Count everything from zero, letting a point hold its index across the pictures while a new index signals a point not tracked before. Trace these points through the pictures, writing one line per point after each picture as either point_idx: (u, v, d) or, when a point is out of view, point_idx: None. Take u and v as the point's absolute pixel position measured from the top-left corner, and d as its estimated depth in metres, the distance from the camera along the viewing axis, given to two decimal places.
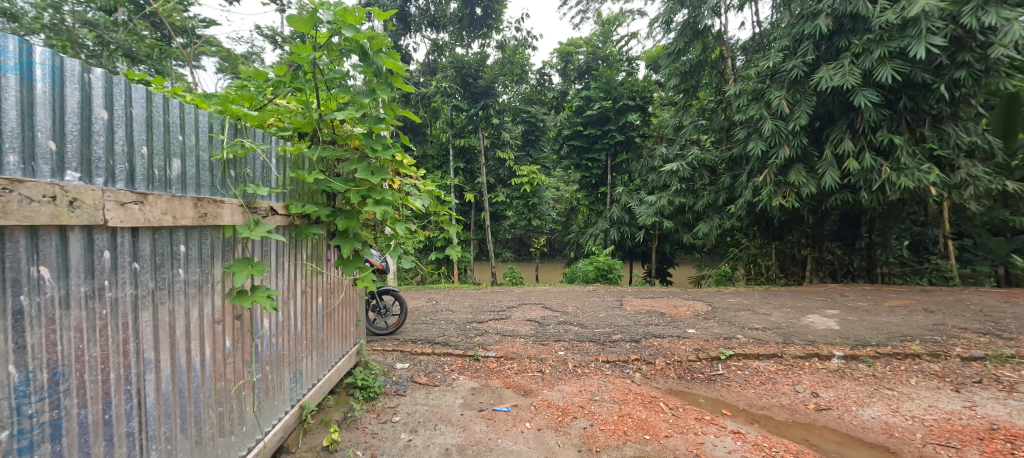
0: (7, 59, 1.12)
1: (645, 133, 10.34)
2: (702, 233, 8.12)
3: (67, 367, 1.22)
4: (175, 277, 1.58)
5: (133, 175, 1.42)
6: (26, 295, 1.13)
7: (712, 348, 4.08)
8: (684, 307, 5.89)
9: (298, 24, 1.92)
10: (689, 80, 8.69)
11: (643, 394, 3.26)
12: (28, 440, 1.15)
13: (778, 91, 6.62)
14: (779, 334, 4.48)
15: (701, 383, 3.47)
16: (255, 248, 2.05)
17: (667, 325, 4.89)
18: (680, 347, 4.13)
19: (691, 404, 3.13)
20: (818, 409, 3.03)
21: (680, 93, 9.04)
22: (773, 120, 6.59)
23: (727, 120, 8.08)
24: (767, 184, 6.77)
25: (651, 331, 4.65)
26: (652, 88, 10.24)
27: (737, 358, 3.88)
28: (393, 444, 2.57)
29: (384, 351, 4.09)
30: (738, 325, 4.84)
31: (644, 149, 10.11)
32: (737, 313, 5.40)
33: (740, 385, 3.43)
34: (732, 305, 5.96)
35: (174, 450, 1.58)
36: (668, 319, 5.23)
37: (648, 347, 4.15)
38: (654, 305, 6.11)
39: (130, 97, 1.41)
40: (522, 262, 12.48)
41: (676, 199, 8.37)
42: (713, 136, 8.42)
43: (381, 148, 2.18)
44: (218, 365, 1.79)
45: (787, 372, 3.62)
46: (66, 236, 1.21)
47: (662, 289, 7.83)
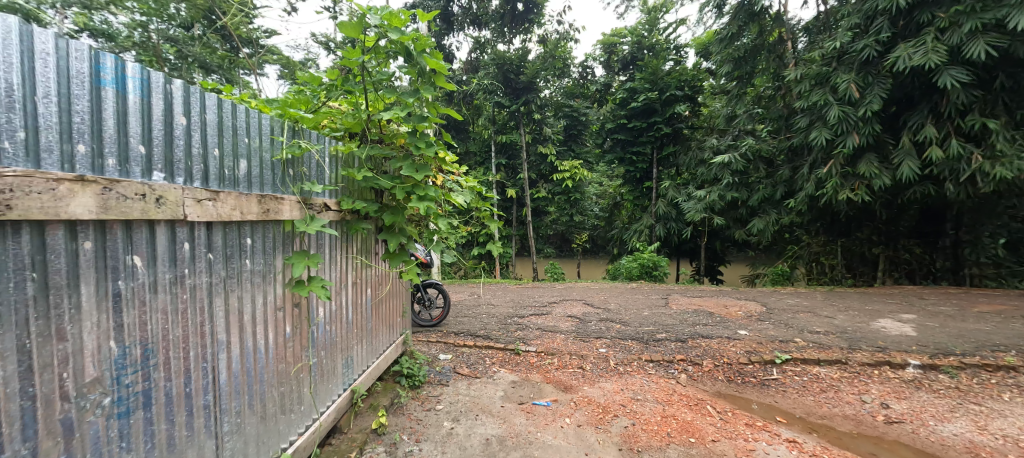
0: (106, 74, 1.24)
1: (694, 124, 9.86)
2: (756, 229, 7.76)
3: (155, 344, 1.36)
4: (242, 267, 1.74)
5: (207, 174, 1.58)
6: (123, 280, 1.26)
7: (765, 350, 3.92)
8: (734, 307, 5.66)
9: (348, 30, 2.05)
10: (742, 67, 8.23)
11: (688, 395, 3.19)
12: (125, 407, 1.27)
13: (845, 75, 6.18)
14: (843, 338, 4.22)
15: (753, 388, 3.34)
16: (311, 242, 2.22)
17: (716, 325, 4.74)
18: (730, 348, 3.99)
19: (742, 409, 3.02)
20: (889, 422, 2.83)
21: (732, 80, 8.62)
22: (840, 106, 6.18)
23: (785, 108, 7.68)
24: (833, 177, 6.36)
25: (699, 331, 4.52)
26: (703, 76, 9.77)
27: (794, 363, 3.69)
28: (436, 431, 2.69)
29: (428, 342, 4.27)
30: (795, 328, 4.59)
31: (694, 141, 9.66)
32: (794, 315, 5.13)
33: (797, 392, 3.26)
34: (789, 306, 5.65)
35: (242, 425, 1.74)
36: (717, 319, 5.05)
37: (694, 348, 4.04)
38: (702, 304, 5.91)
39: (204, 104, 1.56)
40: (564, 258, 12.43)
41: (727, 194, 8.02)
42: (770, 125, 8.00)
43: (424, 146, 2.29)
44: (280, 348, 1.96)
45: (852, 380, 3.41)
46: (154, 229, 1.35)
47: (711, 287, 7.52)
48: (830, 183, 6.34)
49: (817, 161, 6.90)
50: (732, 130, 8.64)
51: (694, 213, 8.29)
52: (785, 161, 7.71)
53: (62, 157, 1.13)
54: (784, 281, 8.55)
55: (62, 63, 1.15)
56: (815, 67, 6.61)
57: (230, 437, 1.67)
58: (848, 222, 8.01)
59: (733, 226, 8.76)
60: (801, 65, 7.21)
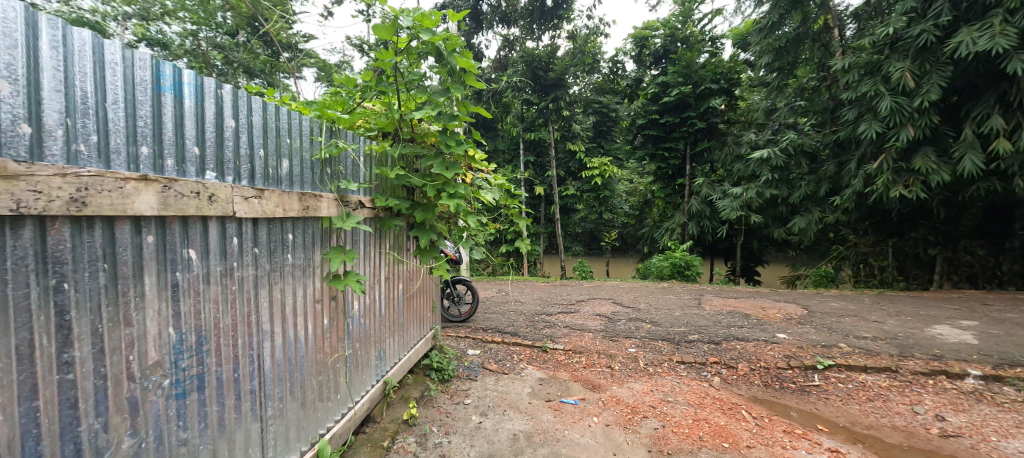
0: (165, 80, 1.33)
1: (730, 119, 9.58)
2: (796, 228, 7.47)
3: (208, 331, 1.45)
4: (285, 261, 1.84)
5: (253, 173, 1.68)
6: (180, 272, 1.36)
7: (805, 355, 3.78)
8: (772, 309, 5.46)
9: (381, 32, 2.11)
10: (784, 57, 7.77)
11: (721, 399, 3.12)
12: (182, 388, 1.37)
13: (899, 63, 5.83)
14: (894, 345, 4.01)
15: (792, 394, 3.23)
16: (347, 237, 2.32)
17: (753, 328, 4.59)
18: (767, 352, 3.86)
19: (780, 415, 2.93)
20: (944, 435, 2.67)
21: (772, 72, 8.16)
22: (893, 97, 5.84)
23: (832, 100, 7.39)
24: (884, 172, 6.04)
25: (733, 333, 4.39)
26: (740, 68, 9.44)
27: (838, 369, 3.54)
28: (465, 424, 2.75)
29: (457, 337, 4.35)
30: (839, 333, 4.38)
31: (731, 136, 9.29)
32: (838, 319, 4.90)
33: (841, 400, 3.13)
34: (832, 310, 5.40)
35: (284, 410, 1.84)
36: (753, 321, 4.89)
37: (728, 350, 3.94)
38: (737, 305, 5.73)
39: (250, 107, 1.66)
40: (593, 256, 12.33)
41: (766, 191, 7.74)
42: (814, 119, 7.76)
43: (455, 144, 2.36)
44: (318, 339, 2.06)
45: (902, 390, 3.24)
46: (207, 224, 1.45)
47: (747, 288, 7.28)
48: (881, 179, 6.03)
49: (866, 155, 6.59)
50: (771, 124, 8.30)
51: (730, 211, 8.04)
52: (830, 157, 7.44)
53: (129, 159, 1.22)
54: (827, 284, 8.05)
55: (128, 71, 1.24)
56: (865, 55, 6.26)
57: (274, 421, 1.78)
58: (901, 221, 7.61)
59: (771, 225, 8.44)
60: (850, 53, 6.82)
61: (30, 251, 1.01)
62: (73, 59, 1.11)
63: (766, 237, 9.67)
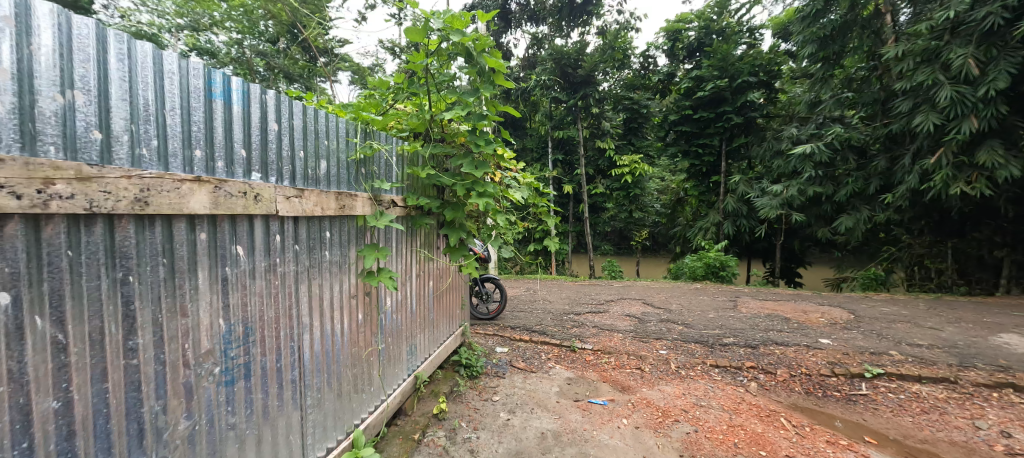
0: (216, 87, 1.42)
1: (770, 113, 9.06)
2: (842, 228, 7.13)
3: (254, 323, 1.54)
4: (323, 258, 1.92)
5: (294, 174, 1.76)
6: (229, 267, 1.45)
7: (850, 362, 3.61)
8: (815, 313, 5.23)
9: (413, 35, 2.17)
10: (829, 47, 7.43)
11: (758, 405, 3.03)
12: (230, 376, 1.46)
13: (960, 49, 5.46)
14: (952, 354, 3.76)
15: (836, 403, 3.09)
16: (380, 236, 2.40)
17: (793, 332, 4.42)
18: (809, 358, 3.71)
19: (822, 425, 2.81)
20: (1009, 454, 2.49)
21: (817, 62, 7.77)
22: (954, 86, 5.48)
23: (883, 91, 7.01)
24: (943, 168, 5.68)
25: (771, 337, 4.24)
26: (781, 60, 8.95)
27: (888, 378, 3.36)
28: (493, 420, 2.79)
29: (486, 335, 4.40)
30: (890, 339, 4.15)
31: (770, 131, 8.86)
32: (889, 325, 4.64)
33: (892, 411, 2.97)
34: (881, 315, 5.12)
35: (322, 400, 1.93)
36: (794, 325, 4.70)
37: (767, 355, 3.81)
38: (776, 308, 5.52)
39: (291, 111, 1.74)
40: (623, 256, 12.17)
41: (809, 189, 7.41)
42: (863, 111, 7.40)
43: (484, 143, 2.40)
44: (353, 333, 2.14)
45: (962, 403, 3.04)
46: (252, 222, 1.54)
47: (787, 291, 7.00)
48: (939, 175, 5.68)
49: (922, 150, 6.22)
50: (815, 118, 7.92)
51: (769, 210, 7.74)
52: (882, 151, 7.09)
53: (185, 162, 1.31)
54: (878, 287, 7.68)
55: (184, 80, 1.32)
56: (922, 42, 5.89)
57: (313, 410, 1.86)
58: (963, 220, 7.12)
59: (815, 224, 8.10)
60: (903, 40, 6.41)
61: (101, 247, 1.09)
62: (137, 70, 1.19)
63: (808, 237, 9.25)
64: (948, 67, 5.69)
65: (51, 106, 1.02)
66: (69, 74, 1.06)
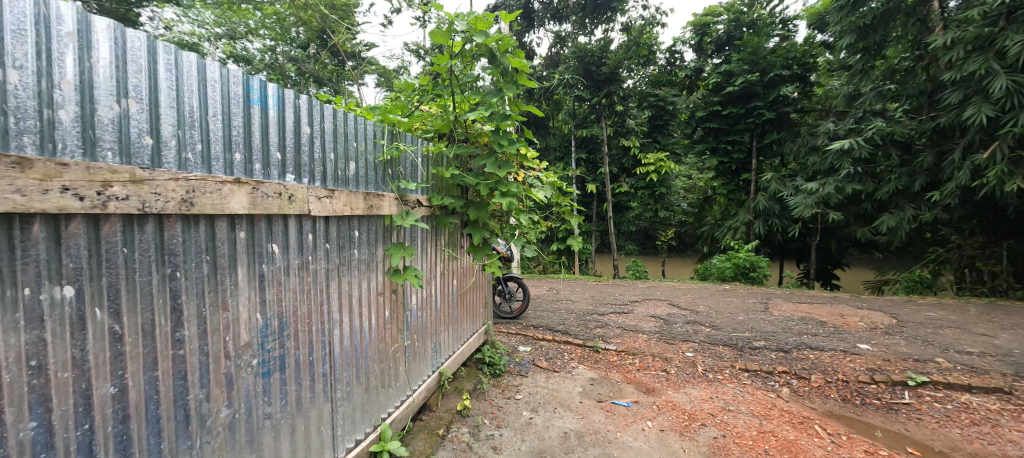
0: (254, 93, 1.49)
1: (804, 107, 8.72)
2: (885, 227, 6.85)
3: (288, 318, 1.62)
4: (352, 256, 1.99)
5: (325, 175, 1.83)
6: (266, 264, 1.52)
7: (892, 369, 3.46)
8: (853, 317, 5.02)
9: (437, 37, 2.22)
10: (868, 37, 7.01)
11: (790, 412, 2.94)
12: (267, 367, 1.53)
13: (1015, 35, 5.14)
14: (1005, 363, 3.55)
15: (875, 411, 2.97)
16: (406, 235, 2.46)
17: (828, 336, 4.27)
18: (846, 364, 3.57)
19: (861, 434, 2.70)
20: None
21: (856, 53, 7.36)
22: (1009, 76, 5.17)
23: (930, 81, 6.66)
24: (998, 163, 5.36)
25: (805, 341, 4.11)
26: (817, 51, 8.51)
27: (934, 388, 3.21)
28: (516, 419, 2.81)
29: (508, 333, 4.44)
30: (937, 346, 3.96)
31: (805, 126, 8.51)
32: (935, 331, 4.42)
33: (938, 422, 2.82)
34: (926, 320, 4.87)
35: (351, 393, 1.99)
36: (829, 329, 4.53)
37: (800, 360, 3.70)
38: (810, 312, 5.33)
39: (322, 114, 1.81)
40: (648, 256, 12.01)
41: (847, 186, 7.13)
42: (908, 104, 7.05)
43: (507, 143, 2.42)
44: (380, 329, 2.20)
45: (1016, 415, 2.87)
46: (287, 222, 1.61)
47: (823, 294, 6.74)
48: (993, 172, 5.37)
49: (974, 144, 5.91)
50: (853, 112, 7.58)
51: (803, 209, 7.46)
52: (928, 145, 6.78)
53: (226, 165, 1.38)
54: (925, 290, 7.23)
55: (225, 87, 1.39)
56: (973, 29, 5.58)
57: (342, 402, 1.93)
58: (1019, 220, 6.67)
59: (854, 224, 7.82)
60: (951, 28, 6.07)
61: (153, 244, 1.16)
62: (183, 79, 1.26)
63: (845, 237, 8.90)
64: (1002, 55, 5.38)
65: (109, 114, 1.08)
66: (124, 84, 1.12)
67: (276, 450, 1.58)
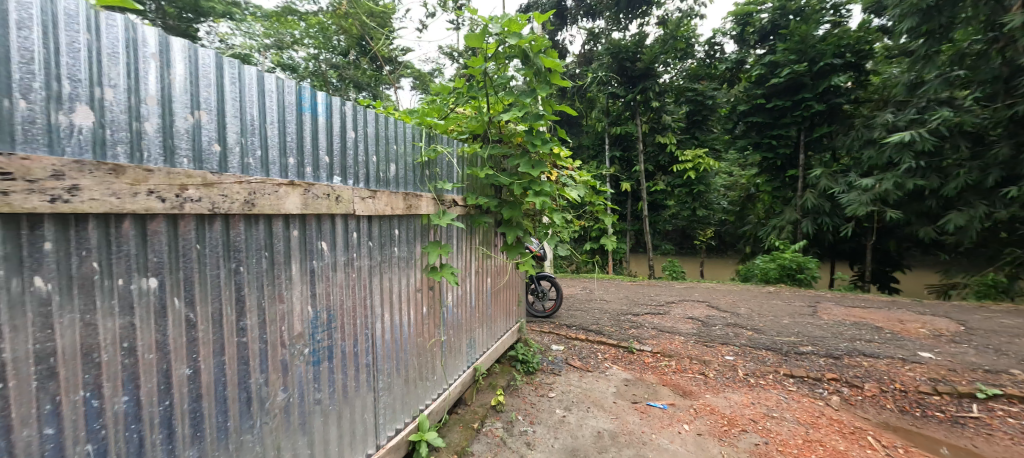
0: (305, 102, 1.61)
1: (858, 98, 8.21)
2: (952, 226, 6.46)
3: (336, 312, 1.73)
4: (393, 253, 2.09)
5: (368, 177, 1.94)
6: (316, 260, 1.63)
7: (957, 380, 3.24)
8: (913, 324, 4.72)
9: (472, 41, 2.28)
10: (932, 21, 6.48)
11: (840, 421, 2.82)
12: (317, 357, 1.65)
13: None
14: None
15: (936, 424, 2.79)
16: (443, 233, 2.54)
17: (884, 343, 4.03)
18: (905, 373, 3.37)
19: (920, 448, 2.55)
20: None
21: (919, 38, 6.83)
22: None
23: (1006, 66, 6.12)
24: None
25: (858, 347, 3.91)
26: (873, 37, 8.00)
27: (1006, 401, 2.98)
28: (550, 416, 2.85)
29: (541, 332, 4.48)
30: (1012, 357, 3.66)
31: (859, 118, 8.00)
32: (1009, 340, 4.09)
33: (1010, 439, 2.62)
34: (998, 328, 4.51)
35: (392, 384, 2.09)
36: (886, 335, 4.28)
37: (852, 367, 3.53)
38: (864, 316, 5.05)
39: (365, 119, 1.91)
40: (685, 256, 11.72)
41: (908, 182, 6.72)
42: (981, 91, 6.48)
43: (540, 143, 2.46)
44: (419, 324, 2.30)
45: None
46: (335, 221, 1.72)
47: (878, 297, 6.36)
48: None
49: None
50: (914, 102, 7.07)
51: (858, 207, 7.04)
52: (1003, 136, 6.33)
53: (281, 169, 1.50)
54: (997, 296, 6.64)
55: (280, 97, 1.51)
56: None
57: (384, 392, 2.04)
58: None
59: (914, 222, 7.38)
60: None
61: (220, 241, 1.28)
62: (246, 91, 1.38)
63: (907, 237, 8.41)
64: None
65: (184, 124, 1.20)
66: (197, 97, 1.24)
67: (325, 434, 1.69)
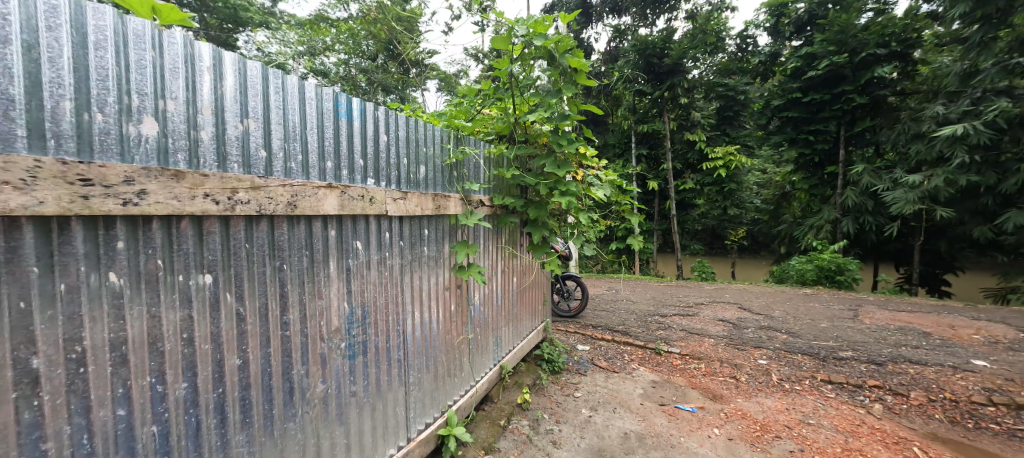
0: (342, 108, 1.69)
1: (904, 90, 7.78)
2: (1011, 225, 6.13)
3: (370, 308, 1.80)
4: (422, 252, 2.16)
5: (399, 179, 2.01)
6: (352, 259, 1.71)
7: (1015, 390, 3.05)
8: (967, 330, 4.46)
9: (498, 43, 2.32)
10: (986, 7, 6.08)
11: (882, 430, 2.71)
12: (352, 351, 1.72)
13: None
14: None
15: (989, 436, 2.64)
16: (470, 233, 2.60)
17: (933, 350, 3.83)
18: (956, 383, 3.20)
19: None
20: None
21: (973, 25, 6.39)
22: None
23: None
24: None
25: (903, 354, 3.73)
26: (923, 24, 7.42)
27: None
28: (576, 416, 2.86)
29: (567, 331, 4.48)
30: None
31: (906, 111, 7.59)
32: None
33: None
34: None
35: (421, 379, 2.16)
36: (935, 342, 4.06)
37: (897, 374, 3.38)
38: (910, 321, 4.80)
39: (397, 123, 1.98)
40: (716, 257, 11.43)
41: (960, 178, 6.39)
42: None
43: (566, 143, 2.48)
44: (447, 321, 2.36)
45: None
46: (369, 221, 1.79)
47: (926, 301, 6.03)
48: None
49: None
50: (967, 93, 6.64)
51: (905, 205, 6.77)
52: None
53: (320, 172, 1.58)
54: None
55: (319, 103, 1.59)
56: None
57: (414, 387, 2.11)
58: None
59: (969, 222, 7.06)
60: None
61: (266, 241, 1.37)
62: (288, 100, 1.46)
63: (959, 238, 7.90)
64: None
65: (234, 132, 1.29)
66: (246, 107, 1.33)
67: (360, 425, 1.77)
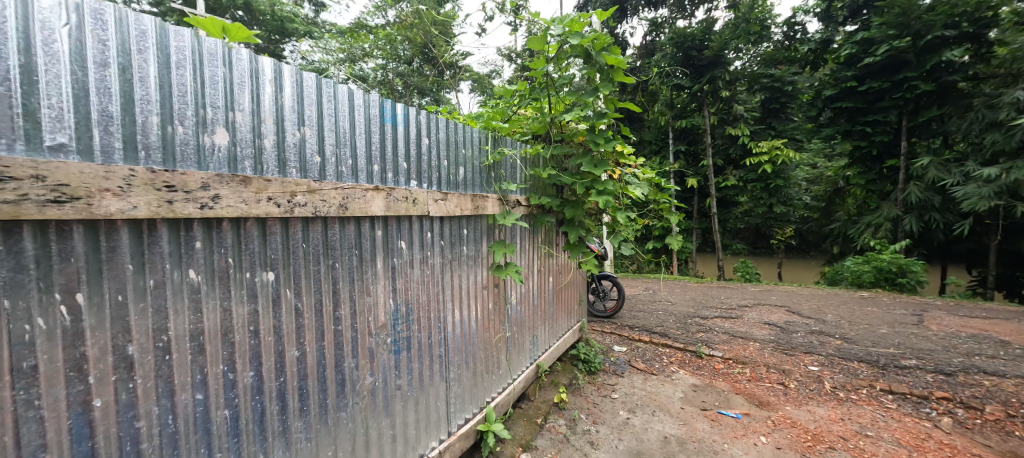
0: (387, 113, 1.76)
1: (976, 75, 7.14)
2: None
3: (413, 305, 1.88)
4: (462, 251, 2.22)
5: (439, 180, 2.07)
6: (397, 258, 1.79)
7: None
8: None
9: (535, 43, 2.35)
10: None
11: (950, 446, 2.52)
12: (398, 346, 1.80)
13: None
14: None
15: None
16: (507, 233, 2.64)
17: (1012, 360, 3.52)
18: None
19: None
20: None
21: None
22: None
23: None
24: None
25: (975, 364, 3.44)
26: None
27: None
28: (614, 417, 2.84)
29: (603, 332, 4.44)
30: None
31: (978, 98, 6.96)
32: None
33: None
34: None
35: (461, 375, 2.22)
36: (1013, 352, 3.72)
37: (968, 386, 3.13)
38: (984, 329, 4.42)
39: (438, 126, 2.05)
40: (761, 257, 10.94)
41: None
42: None
43: (603, 141, 2.47)
44: (485, 319, 2.41)
45: None
46: (412, 222, 1.87)
47: (1002, 307, 5.52)
48: None
49: None
50: None
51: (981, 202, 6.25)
52: None
53: (368, 175, 1.67)
54: None
55: (366, 110, 1.67)
56: None
57: (455, 382, 2.17)
58: None
59: None
60: None
61: (321, 241, 1.46)
62: (339, 107, 1.55)
63: None
64: None
65: (293, 139, 1.39)
66: (302, 115, 1.43)
67: (405, 418, 1.85)
